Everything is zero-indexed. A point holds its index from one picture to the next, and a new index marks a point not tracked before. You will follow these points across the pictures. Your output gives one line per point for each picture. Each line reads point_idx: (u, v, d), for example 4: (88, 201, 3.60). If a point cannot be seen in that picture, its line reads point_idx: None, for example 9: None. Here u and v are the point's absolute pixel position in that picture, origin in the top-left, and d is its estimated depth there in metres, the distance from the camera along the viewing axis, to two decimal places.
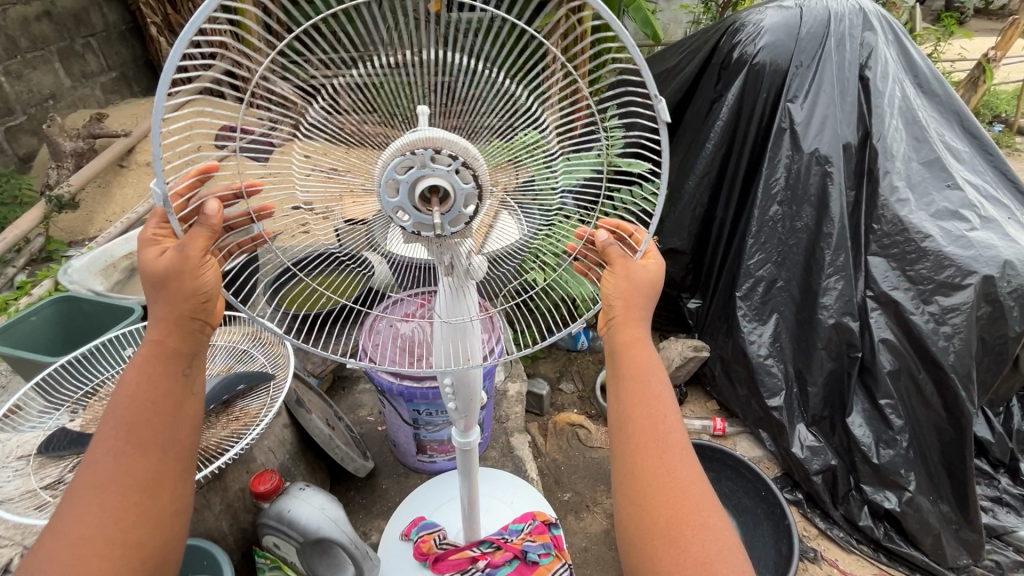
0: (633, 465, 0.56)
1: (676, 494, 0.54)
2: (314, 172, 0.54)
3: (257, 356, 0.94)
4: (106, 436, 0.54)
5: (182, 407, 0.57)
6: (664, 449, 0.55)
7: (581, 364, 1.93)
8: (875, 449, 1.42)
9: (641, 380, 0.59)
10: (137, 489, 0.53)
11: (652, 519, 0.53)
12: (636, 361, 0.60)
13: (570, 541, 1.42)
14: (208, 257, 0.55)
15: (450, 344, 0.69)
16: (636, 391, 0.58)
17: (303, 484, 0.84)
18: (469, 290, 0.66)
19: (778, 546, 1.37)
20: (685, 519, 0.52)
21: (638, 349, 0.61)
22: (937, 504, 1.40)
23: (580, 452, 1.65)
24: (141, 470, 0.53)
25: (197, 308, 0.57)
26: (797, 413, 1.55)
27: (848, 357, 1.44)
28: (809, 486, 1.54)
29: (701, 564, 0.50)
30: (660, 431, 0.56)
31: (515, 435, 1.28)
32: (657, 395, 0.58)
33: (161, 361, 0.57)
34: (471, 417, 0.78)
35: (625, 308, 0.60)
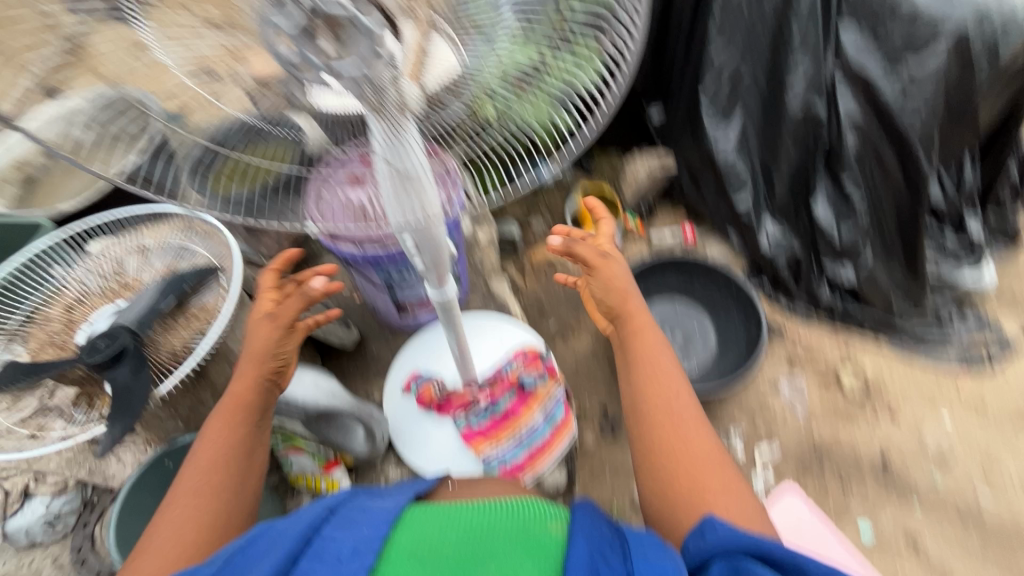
0: (655, 420, 0.87)
1: (680, 430, 0.86)
2: (184, 27, 0.46)
3: (198, 250, 0.87)
4: (190, 477, 0.73)
5: (252, 453, 0.77)
6: (669, 412, 0.88)
7: (548, 197, 1.87)
8: (836, 229, 1.48)
9: (650, 361, 0.93)
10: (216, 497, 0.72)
11: (666, 454, 0.84)
12: (643, 339, 0.96)
13: (561, 361, 1.54)
14: (290, 327, 0.79)
15: (402, 192, 0.53)
16: (650, 362, 0.93)
17: (289, 365, 0.84)
18: (409, 126, 0.48)
19: (748, 329, 1.49)
20: (681, 452, 0.84)
21: (643, 334, 0.97)
22: (890, 267, 1.50)
23: (558, 282, 1.69)
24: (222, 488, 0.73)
25: (277, 370, 0.80)
26: (763, 206, 1.59)
27: (815, 144, 1.42)
28: (775, 273, 1.64)
29: (695, 480, 0.80)
30: (670, 402, 0.89)
31: (493, 278, 1.27)
32: (662, 362, 0.93)
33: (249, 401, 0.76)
34: (442, 270, 0.73)
35: (623, 301, 0.98)
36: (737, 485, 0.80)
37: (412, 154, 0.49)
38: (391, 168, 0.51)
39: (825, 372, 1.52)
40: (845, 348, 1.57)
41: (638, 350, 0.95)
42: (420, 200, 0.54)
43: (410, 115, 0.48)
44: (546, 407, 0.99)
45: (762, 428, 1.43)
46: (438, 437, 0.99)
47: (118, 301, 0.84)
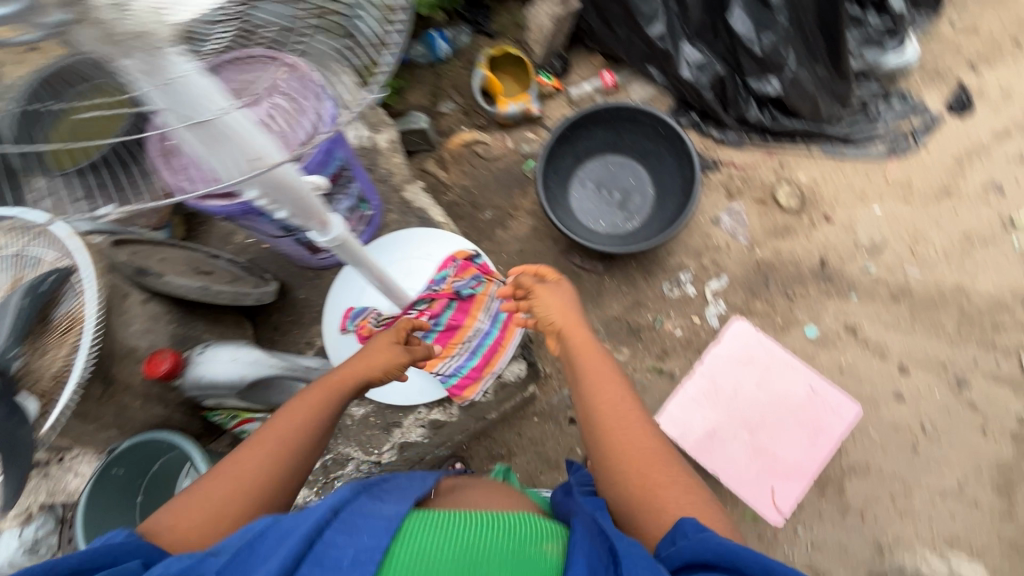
0: (610, 433, 0.72)
1: (639, 452, 0.69)
2: None
3: (41, 253, 0.73)
4: (263, 445, 0.71)
5: (318, 449, 0.76)
6: (630, 422, 0.73)
7: (451, 74, 1.67)
8: (756, 39, 1.37)
9: (598, 375, 0.77)
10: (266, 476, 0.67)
11: (632, 464, 0.69)
12: (591, 355, 0.80)
13: (506, 249, 1.50)
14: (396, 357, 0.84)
15: (207, 141, 0.42)
16: (600, 380, 0.77)
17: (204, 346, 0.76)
18: (168, 59, 0.36)
19: (682, 171, 1.45)
20: (643, 463, 0.69)
21: (594, 355, 0.80)
22: (814, 69, 1.42)
23: (485, 168, 1.58)
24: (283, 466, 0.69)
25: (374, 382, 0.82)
26: (679, 32, 1.45)
27: None
28: (702, 104, 1.54)
29: (663, 493, 0.65)
30: (626, 412, 0.74)
31: (407, 186, 1.14)
32: (616, 382, 0.77)
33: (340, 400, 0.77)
34: (320, 214, 0.60)
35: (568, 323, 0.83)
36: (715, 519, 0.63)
37: (206, 102, 0.39)
38: (178, 119, 0.40)
39: (762, 194, 1.51)
40: (779, 164, 1.54)
41: (582, 367, 0.79)
42: (240, 151, 0.44)
43: (165, 46, 0.35)
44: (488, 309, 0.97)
45: (709, 264, 1.46)
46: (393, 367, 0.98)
47: None
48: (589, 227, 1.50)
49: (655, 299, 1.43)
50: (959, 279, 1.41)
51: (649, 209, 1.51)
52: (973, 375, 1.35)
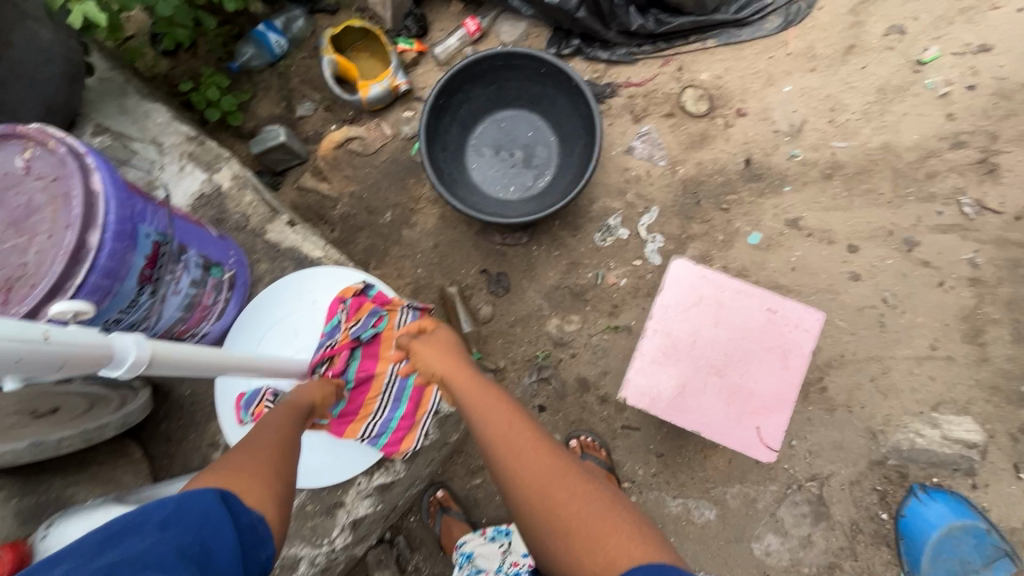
0: (511, 470, 0.66)
1: (543, 479, 0.64)
2: None
3: None
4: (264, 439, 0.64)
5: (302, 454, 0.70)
6: (530, 447, 0.67)
7: (298, 69, 1.44)
8: None
9: (488, 408, 0.71)
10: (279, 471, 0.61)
11: (539, 495, 0.63)
12: (474, 390, 0.74)
13: (419, 250, 1.35)
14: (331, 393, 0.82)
15: None
16: (492, 415, 0.71)
17: (48, 524, 0.62)
18: None
19: (577, 109, 1.30)
20: (549, 490, 0.63)
21: (482, 389, 0.74)
22: None
23: (369, 166, 1.40)
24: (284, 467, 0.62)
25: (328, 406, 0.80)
26: None
27: None
28: (581, 27, 1.38)
29: (574, 516, 0.60)
30: (519, 435, 0.68)
31: (272, 225, 0.99)
32: (508, 409, 0.72)
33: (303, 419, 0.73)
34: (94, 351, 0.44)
35: (449, 368, 0.78)
36: (630, 533, 0.58)
37: None
38: None
39: (669, 107, 1.39)
40: (678, 69, 1.41)
41: (469, 403, 0.73)
42: None
43: None
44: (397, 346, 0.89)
45: (636, 200, 1.35)
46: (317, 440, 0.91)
47: None
48: (499, 198, 1.36)
49: (589, 254, 1.33)
50: (885, 139, 1.35)
51: (557, 159, 1.38)
52: (919, 233, 1.31)
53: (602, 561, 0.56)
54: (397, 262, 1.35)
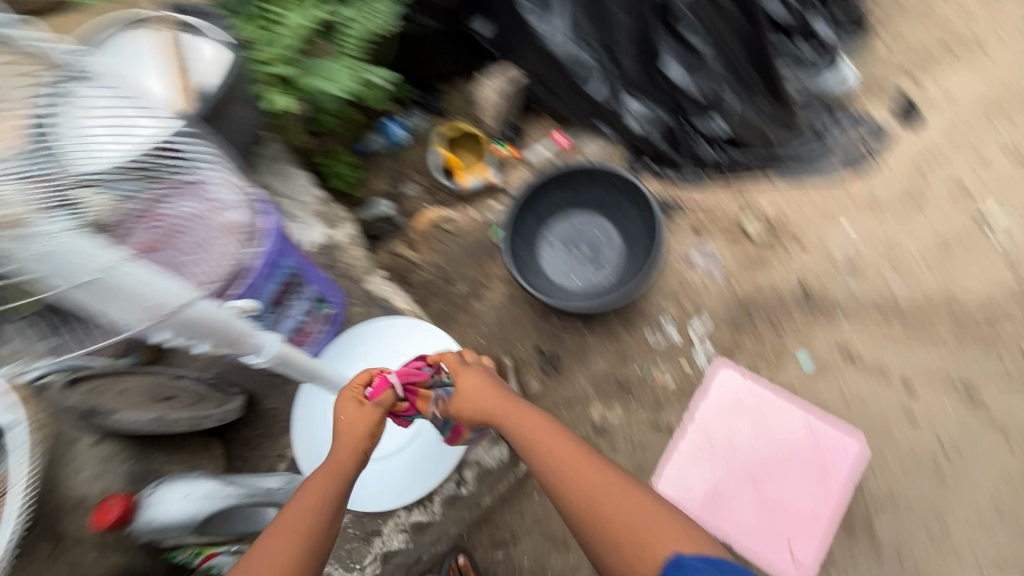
0: (568, 493, 0.81)
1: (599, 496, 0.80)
2: None
3: None
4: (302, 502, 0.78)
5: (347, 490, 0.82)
6: (580, 466, 0.82)
7: (411, 157, 1.72)
8: (691, 83, 1.43)
9: (547, 443, 0.85)
10: (326, 521, 0.77)
11: (591, 508, 0.79)
12: (523, 419, 0.87)
13: (484, 321, 1.48)
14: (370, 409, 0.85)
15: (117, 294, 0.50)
16: (540, 440, 0.85)
17: (153, 485, 0.75)
18: None
19: (644, 218, 1.46)
20: (600, 501, 0.79)
21: (535, 424, 0.87)
22: (754, 101, 1.46)
23: (454, 242, 1.59)
24: (330, 513, 0.78)
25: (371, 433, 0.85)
26: (619, 87, 1.50)
27: (645, 6, 1.34)
28: (654, 150, 1.58)
29: (621, 520, 0.77)
30: (571, 454, 0.83)
31: (369, 277, 1.18)
32: (554, 433, 0.86)
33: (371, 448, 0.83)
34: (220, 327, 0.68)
35: (497, 401, 0.89)
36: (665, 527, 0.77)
37: None
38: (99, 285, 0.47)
39: (730, 227, 1.51)
40: (741, 195, 1.55)
41: (519, 432, 0.87)
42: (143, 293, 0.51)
43: None
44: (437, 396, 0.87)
45: (690, 306, 1.44)
46: (395, 468, 1.08)
47: None
48: (562, 286, 1.51)
49: (640, 349, 1.40)
50: (945, 284, 1.38)
51: (620, 260, 1.52)
52: (981, 381, 1.29)
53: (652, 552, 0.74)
54: (462, 329, 1.48)
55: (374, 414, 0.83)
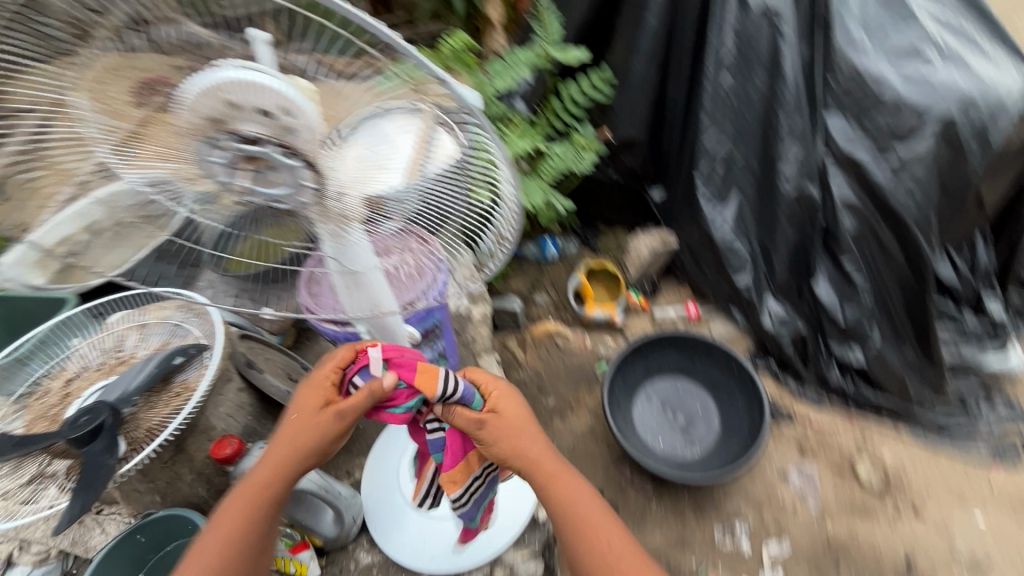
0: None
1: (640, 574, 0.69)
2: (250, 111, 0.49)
3: (191, 328, 0.88)
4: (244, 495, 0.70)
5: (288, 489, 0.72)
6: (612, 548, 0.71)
7: (553, 273, 1.91)
8: (839, 309, 1.47)
9: (573, 498, 0.74)
10: (262, 530, 0.70)
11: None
12: (562, 484, 0.75)
13: (559, 442, 1.50)
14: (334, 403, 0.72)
15: (347, 282, 0.74)
16: (571, 506, 0.73)
17: (265, 443, 0.87)
18: (350, 239, 0.66)
19: (752, 413, 1.44)
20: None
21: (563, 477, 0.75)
22: (901, 349, 1.46)
23: (560, 359, 1.69)
24: (274, 506, 0.70)
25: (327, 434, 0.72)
26: (766, 287, 1.58)
27: (811, 226, 1.45)
28: (782, 355, 1.59)
29: None
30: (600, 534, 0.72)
31: (484, 356, 1.30)
32: (589, 505, 0.74)
33: (327, 449, 0.73)
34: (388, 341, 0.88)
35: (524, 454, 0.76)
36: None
37: (358, 263, 0.70)
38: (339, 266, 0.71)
39: (840, 462, 1.44)
40: (861, 435, 1.48)
41: (550, 493, 0.74)
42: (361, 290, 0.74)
43: (352, 232, 0.66)
44: (445, 383, 0.72)
45: (772, 523, 1.34)
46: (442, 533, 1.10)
47: (112, 376, 0.84)
48: (647, 443, 1.49)
49: (704, 544, 1.32)
50: None
51: (712, 443, 1.49)
52: None
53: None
54: None
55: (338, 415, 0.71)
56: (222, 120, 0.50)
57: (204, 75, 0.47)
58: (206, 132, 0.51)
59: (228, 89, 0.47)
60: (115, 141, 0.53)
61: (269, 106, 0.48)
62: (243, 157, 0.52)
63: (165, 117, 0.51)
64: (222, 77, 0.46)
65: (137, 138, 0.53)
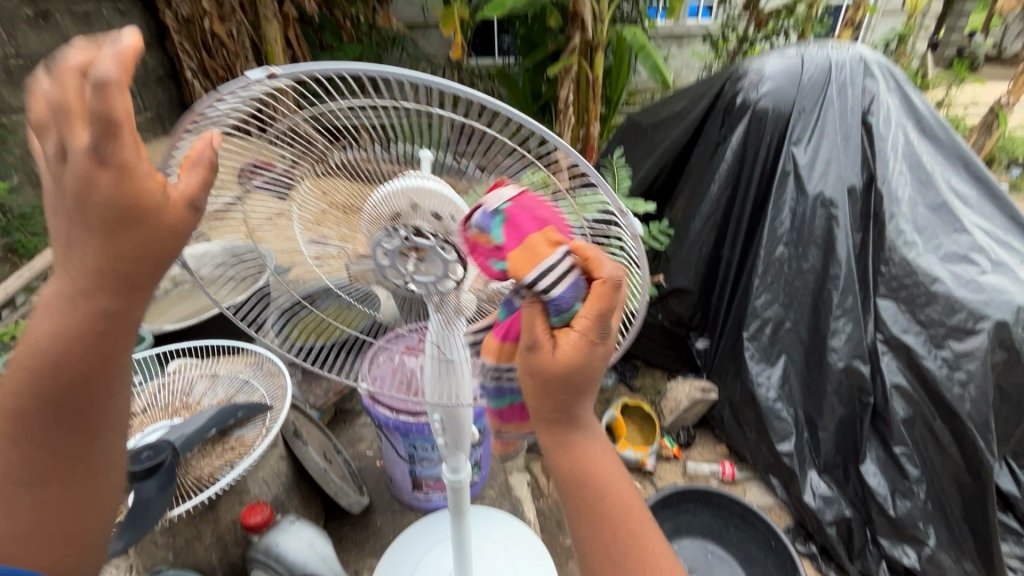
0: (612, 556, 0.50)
1: (633, 556, 0.49)
2: (427, 216, 0.53)
3: (258, 386, 0.92)
4: (17, 392, 0.42)
5: (96, 381, 0.43)
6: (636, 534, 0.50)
7: None
8: (890, 500, 1.40)
9: (580, 441, 0.51)
10: (111, 365, 0.43)
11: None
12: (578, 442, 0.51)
13: None
14: (107, 202, 0.36)
15: (440, 379, 0.61)
16: (587, 468, 0.51)
17: (294, 518, 0.85)
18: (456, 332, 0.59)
19: None
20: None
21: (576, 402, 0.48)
22: (962, 563, 1.35)
23: None
24: (76, 406, 0.43)
25: (127, 275, 0.39)
26: (808, 460, 1.52)
27: (859, 402, 1.44)
28: (824, 538, 1.50)
29: None
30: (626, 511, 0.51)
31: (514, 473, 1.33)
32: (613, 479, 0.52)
33: (179, 243, 0.40)
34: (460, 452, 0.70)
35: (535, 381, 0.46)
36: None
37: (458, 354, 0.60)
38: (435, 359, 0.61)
39: None
40: None
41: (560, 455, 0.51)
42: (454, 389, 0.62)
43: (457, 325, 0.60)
44: (541, 271, 0.43)
45: None
46: None
47: (174, 419, 0.87)
48: None
49: None
50: None
51: None
52: None
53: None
54: None
55: (104, 228, 0.37)
56: (402, 216, 0.53)
57: (402, 181, 0.51)
58: (387, 223, 0.54)
59: (416, 195, 0.52)
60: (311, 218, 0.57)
61: (443, 211, 0.52)
62: (406, 248, 0.54)
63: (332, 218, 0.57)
64: (408, 183, 0.51)
65: (329, 220, 0.57)
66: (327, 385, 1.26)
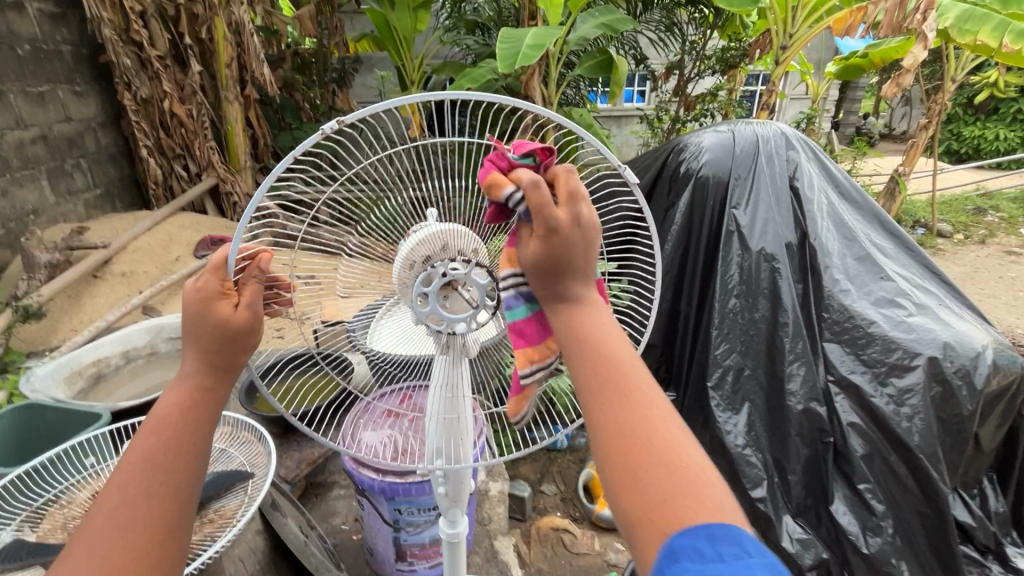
0: (621, 423, 0.45)
1: (622, 384, 0.47)
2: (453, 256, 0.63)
3: (235, 454, 0.88)
4: (129, 483, 0.47)
5: (189, 456, 0.50)
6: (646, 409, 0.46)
7: (561, 464, 1.91)
8: (863, 538, 1.44)
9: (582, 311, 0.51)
10: (201, 441, 0.51)
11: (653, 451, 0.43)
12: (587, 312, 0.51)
13: None
14: (220, 295, 0.50)
15: (442, 429, 0.69)
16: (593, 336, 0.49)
17: None
18: (462, 366, 0.68)
19: None
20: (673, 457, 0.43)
21: (570, 281, 0.51)
22: None
23: (566, 559, 1.55)
24: (167, 479, 0.48)
25: (231, 352, 0.52)
26: (781, 504, 1.52)
27: (821, 443, 1.49)
28: None
29: (681, 480, 0.42)
30: (635, 383, 0.47)
31: (499, 538, 1.31)
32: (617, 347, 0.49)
33: (255, 332, 0.53)
34: (459, 505, 0.76)
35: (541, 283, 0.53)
36: (726, 494, 0.43)
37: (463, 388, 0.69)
38: (441, 401, 0.68)
39: None
40: None
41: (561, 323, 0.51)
42: (458, 439, 0.69)
43: (462, 363, 0.68)
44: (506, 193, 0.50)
45: None
46: None
47: None
48: None
49: None
50: None
51: None
52: None
53: (702, 509, 0.40)
54: None
55: (209, 314, 0.50)
56: (430, 259, 0.63)
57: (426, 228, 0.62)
58: (421, 266, 0.63)
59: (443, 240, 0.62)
60: (338, 282, 0.65)
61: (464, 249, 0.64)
62: (441, 285, 0.62)
63: (336, 277, 0.65)
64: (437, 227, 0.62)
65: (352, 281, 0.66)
66: (299, 456, 1.21)
